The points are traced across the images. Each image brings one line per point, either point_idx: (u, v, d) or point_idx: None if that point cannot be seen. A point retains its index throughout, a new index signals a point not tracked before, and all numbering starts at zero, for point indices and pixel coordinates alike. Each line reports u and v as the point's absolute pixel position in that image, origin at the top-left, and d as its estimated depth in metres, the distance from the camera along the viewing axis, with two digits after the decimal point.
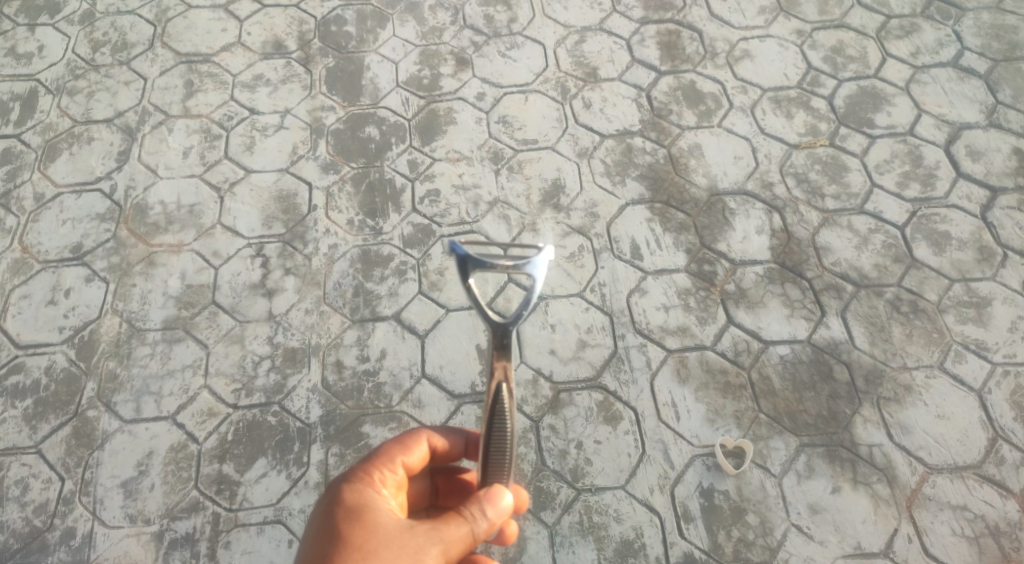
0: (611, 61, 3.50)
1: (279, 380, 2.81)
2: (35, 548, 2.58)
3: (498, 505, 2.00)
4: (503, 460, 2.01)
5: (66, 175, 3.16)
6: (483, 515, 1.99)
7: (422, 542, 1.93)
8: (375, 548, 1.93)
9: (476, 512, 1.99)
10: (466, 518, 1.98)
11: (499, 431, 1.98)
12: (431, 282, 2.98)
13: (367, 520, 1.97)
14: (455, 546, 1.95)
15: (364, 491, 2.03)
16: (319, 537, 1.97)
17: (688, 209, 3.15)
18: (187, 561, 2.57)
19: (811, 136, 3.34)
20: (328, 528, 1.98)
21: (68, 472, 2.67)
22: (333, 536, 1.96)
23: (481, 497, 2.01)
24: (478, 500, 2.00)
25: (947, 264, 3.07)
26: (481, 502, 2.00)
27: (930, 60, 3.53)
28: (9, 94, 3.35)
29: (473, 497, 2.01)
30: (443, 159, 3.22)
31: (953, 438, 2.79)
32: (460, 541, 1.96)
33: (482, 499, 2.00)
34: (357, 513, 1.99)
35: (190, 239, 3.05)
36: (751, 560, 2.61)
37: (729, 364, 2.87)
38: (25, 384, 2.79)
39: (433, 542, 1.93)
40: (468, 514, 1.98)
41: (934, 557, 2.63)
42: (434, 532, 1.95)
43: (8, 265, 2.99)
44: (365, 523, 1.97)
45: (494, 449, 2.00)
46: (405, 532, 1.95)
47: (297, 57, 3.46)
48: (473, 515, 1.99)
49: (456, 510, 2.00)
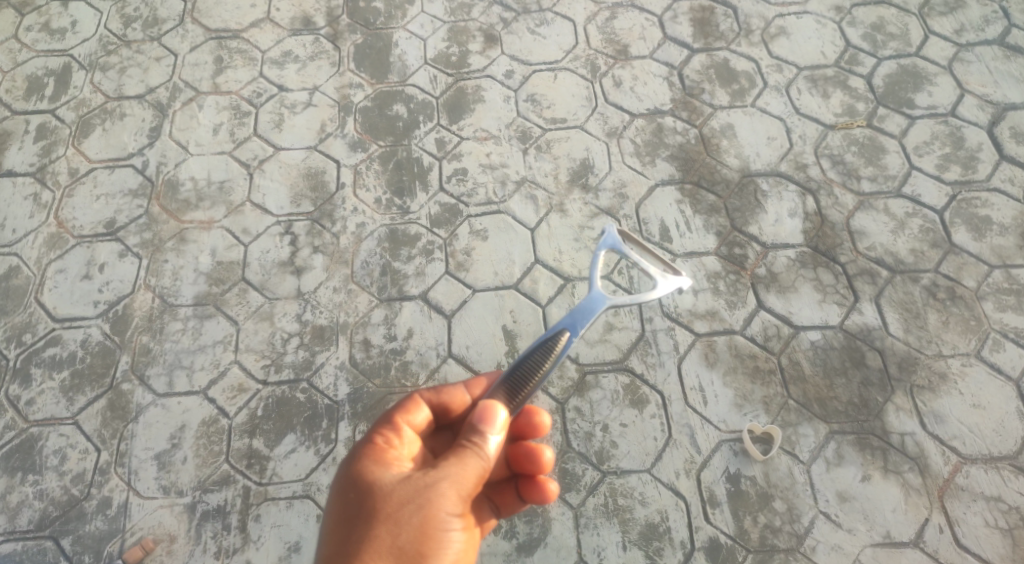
0: (642, 38, 3.43)
1: (307, 357, 2.83)
2: (73, 516, 2.63)
3: (492, 423, 1.98)
4: (520, 388, 2.05)
5: (99, 151, 3.19)
6: (486, 439, 1.98)
7: (437, 487, 1.94)
8: (397, 505, 1.92)
9: (480, 440, 1.98)
10: (470, 450, 1.98)
11: (534, 364, 2.04)
12: (458, 262, 2.97)
13: (384, 482, 1.96)
14: (468, 479, 1.96)
15: (374, 460, 2.01)
16: (340, 515, 1.96)
17: (719, 190, 3.09)
18: (218, 533, 2.62)
19: (848, 116, 3.25)
20: (348, 502, 1.97)
21: (104, 444, 2.72)
22: (353, 510, 1.95)
23: (476, 421, 1.99)
24: (476, 425, 1.99)
25: (987, 250, 2.98)
26: (480, 427, 1.98)
27: (975, 37, 3.40)
28: (43, 70, 3.37)
29: (473, 424, 1.99)
30: (471, 138, 3.19)
31: (988, 428, 2.73)
32: (473, 474, 1.96)
33: (477, 424, 1.99)
34: (370, 480, 1.97)
35: (221, 215, 3.06)
36: (777, 546, 2.59)
37: (759, 349, 2.83)
38: (62, 356, 2.84)
39: (445, 480, 1.95)
40: (473, 445, 1.98)
41: (965, 547, 2.59)
42: (444, 473, 1.95)
43: (44, 239, 3.03)
44: (380, 491, 1.95)
45: (516, 381, 2.05)
46: (418, 479, 1.95)
47: (326, 34, 3.45)
48: (478, 444, 1.98)
49: (457, 446, 1.99)
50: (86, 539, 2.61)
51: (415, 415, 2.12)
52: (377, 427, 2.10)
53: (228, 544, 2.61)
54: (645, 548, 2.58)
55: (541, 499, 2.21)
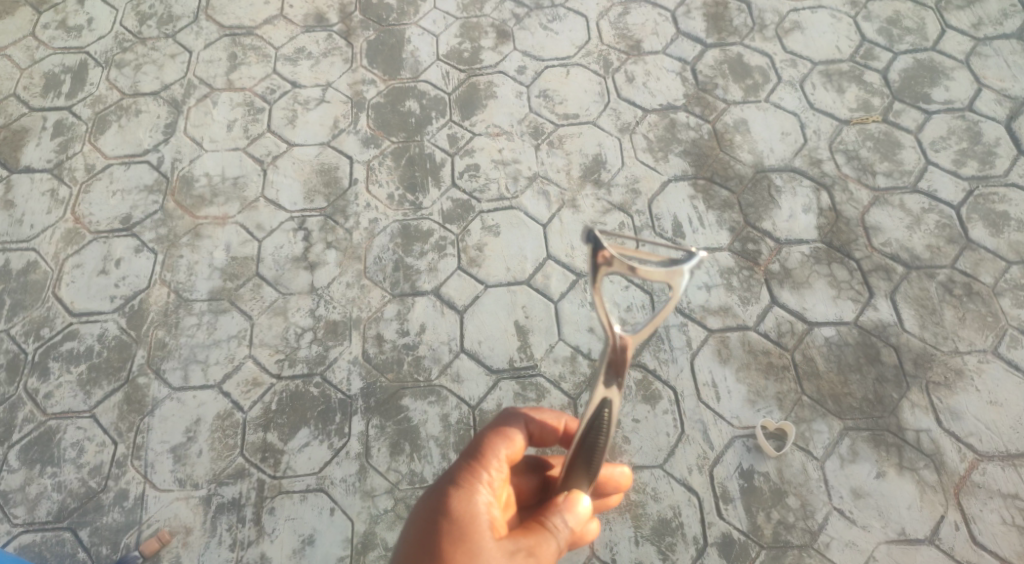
0: (655, 33, 3.41)
1: (321, 351, 2.85)
2: (90, 508, 2.66)
3: (574, 514, 1.92)
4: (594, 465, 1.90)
5: (115, 147, 3.21)
6: (569, 531, 1.91)
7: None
8: None
9: (563, 530, 1.91)
10: (553, 533, 1.90)
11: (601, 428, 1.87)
12: (470, 258, 2.97)
13: (475, 543, 1.82)
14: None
15: (477, 507, 1.86)
16: (417, 545, 1.83)
17: (732, 185, 3.07)
18: (233, 525, 2.64)
19: (863, 111, 3.22)
20: (430, 532, 1.84)
21: (121, 436, 2.75)
22: (432, 546, 1.82)
23: (559, 504, 1.93)
24: (560, 516, 1.91)
25: (1005, 246, 2.96)
26: (563, 516, 1.91)
27: (993, 31, 3.37)
28: (60, 67, 3.40)
29: (558, 512, 1.92)
30: (483, 134, 3.19)
31: (1005, 426, 2.71)
32: (551, 560, 1.88)
33: (561, 507, 1.92)
34: (465, 531, 1.83)
35: (235, 211, 3.08)
36: (790, 543, 2.58)
37: (772, 345, 2.82)
38: (79, 350, 2.87)
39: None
40: (559, 534, 1.90)
41: (982, 545, 2.57)
42: (534, 560, 1.84)
43: (61, 234, 3.06)
44: (469, 546, 1.82)
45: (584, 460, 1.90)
46: (507, 556, 1.82)
47: (339, 30, 3.45)
48: (557, 528, 1.90)
49: (539, 522, 1.91)
50: (103, 530, 2.63)
51: (515, 450, 1.99)
52: (480, 456, 1.95)
53: (243, 536, 2.63)
54: (658, 544, 2.58)
55: None
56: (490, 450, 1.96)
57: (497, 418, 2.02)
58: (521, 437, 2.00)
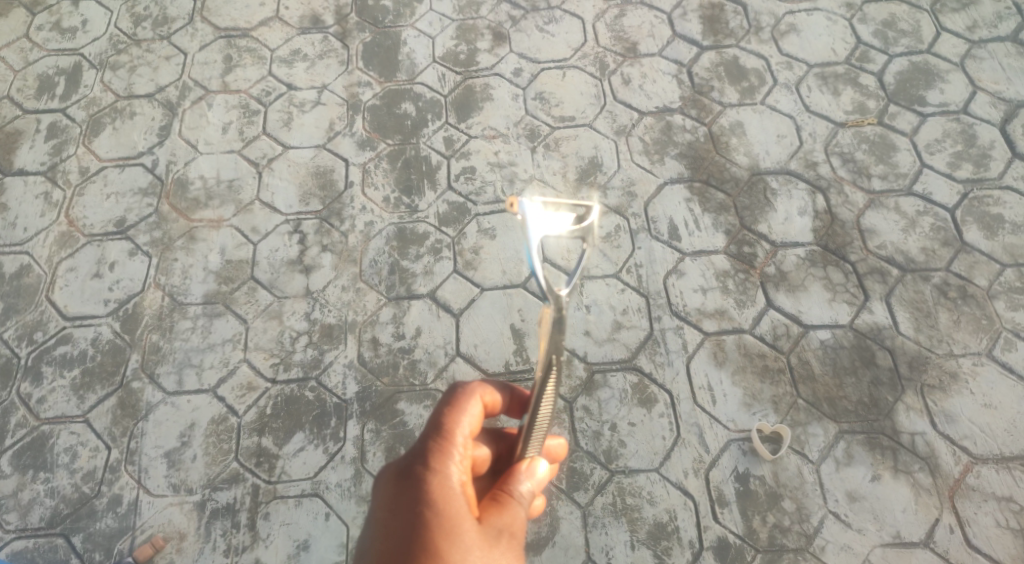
0: (651, 35, 3.41)
1: (316, 355, 2.84)
2: (84, 513, 2.64)
3: (535, 478, 1.95)
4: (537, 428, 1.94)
5: (109, 150, 3.20)
6: (530, 495, 1.94)
7: (509, 555, 1.85)
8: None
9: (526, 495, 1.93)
10: (520, 501, 1.93)
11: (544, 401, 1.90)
12: (465, 261, 2.97)
13: (455, 529, 1.82)
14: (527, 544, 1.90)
15: (452, 490, 1.86)
16: (398, 537, 1.82)
17: (728, 188, 3.08)
18: (228, 531, 2.63)
19: (858, 114, 3.22)
20: (410, 523, 1.83)
21: (114, 441, 2.73)
22: (414, 538, 1.81)
23: (522, 472, 1.95)
24: (522, 483, 1.94)
25: (999, 248, 2.96)
26: (524, 482, 1.94)
27: (987, 34, 3.38)
28: (54, 69, 3.38)
29: (521, 478, 1.94)
30: (479, 137, 3.19)
31: (999, 428, 2.71)
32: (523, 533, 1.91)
33: (522, 473, 1.95)
34: (446, 519, 1.83)
35: (230, 214, 3.07)
36: (786, 547, 2.57)
37: (768, 348, 2.82)
38: (72, 355, 2.85)
39: (514, 549, 1.86)
40: (522, 501, 1.93)
41: (977, 548, 2.57)
42: (514, 539, 1.87)
43: (54, 238, 3.04)
44: (452, 535, 1.82)
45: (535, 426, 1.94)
46: (488, 539, 1.84)
47: (334, 32, 3.45)
48: (523, 497, 1.93)
49: (507, 494, 1.92)
50: (97, 536, 2.62)
51: (474, 423, 1.96)
52: (447, 436, 1.92)
53: (238, 542, 2.62)
54: (654, 548, 2.57)
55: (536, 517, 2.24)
56: (456, 428, 1.93)
57: (456, 390, 1.98)
58: (479, 409, 1.97)
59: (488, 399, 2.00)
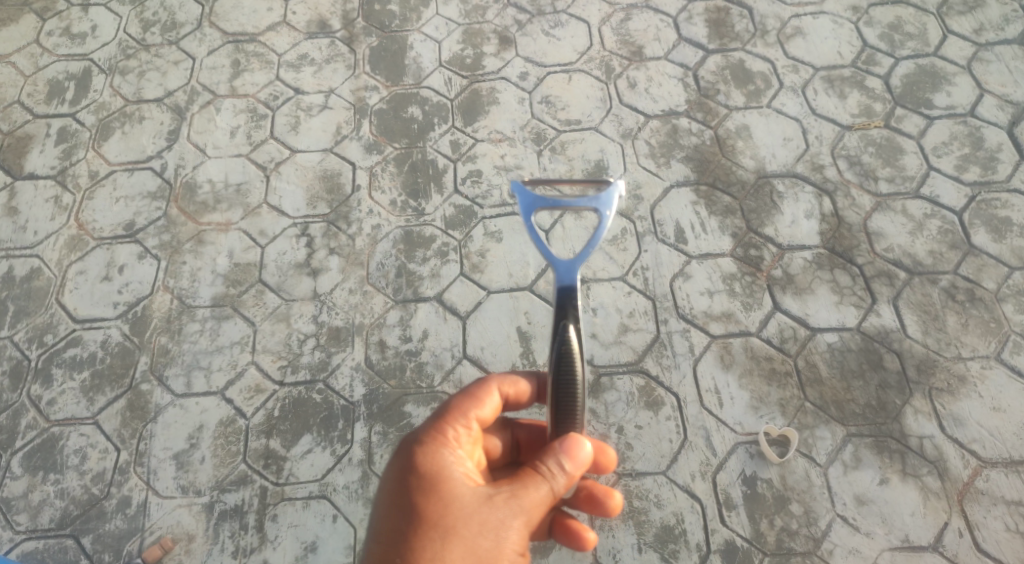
0: (657, 39, 3.42)
1: (323, 357, 2.85)
2: (93, 515, 2.66)
3: (577, 460, 1.97)
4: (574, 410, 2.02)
5: (119, 154, 3.22)
6: (566, 471, 1.97)
7: (506, 515, 1.92)
8: (458, 525, 1.90)
9: (555, 469, 1.96)
10: (545, 477, 1.96)
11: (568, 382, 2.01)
12: (472, 264, 2.98)
13: (448, 493, 1.93)
14: (536, 510, 1.94)
15: (446, 462, 1.97)
16: (393, 504, 1.93)
17: (734, 191, 3.07)
18: (236, 533, 2.64)
19: (865, 117, 3.22)
20: (403, 491, 1.94)
21: (124, 443, 2.75)
22: (407, 502, 1.92)
23: (560, 450, 1.98)
24: (550, 458, 1.97)
25: (1007, 251, 2.95)
26: (558, 457, 1.97)
27: (995, 37, 3.37)
28: (64, 74, 3.41)
29: (555, 451, 1.97)
30: (486, 140, 3.20)
31: (1008, 432, 2.70)
32: (541, 503, 1.95)
33: (558, 452, 1.97)
34: (440, 485, 1.94)
35: (238, 217, 3.08)
36: (794, 550, 2.57)
37: (775, 351, 2.81)
38: (82, 357, 2.87)
39: (514, 512, 1.92)
40: (547, 472, 1.96)
41: (986, 552, 2.56)
42: (516, 503, 1.93)
43: (64, 242, 3.06)
44: (445, 495, 1.92)
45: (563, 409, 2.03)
46: (485, 504, 1.92)
47: (342, 37, 3.46)
48: (552, 473, 1.96)
49: (534, 468, 1.97)
50: (106, 537, 2.63)
51: (484, 408, 2.07)
52: (447, 414, 2.04)
53: (246, 544, 2.63)
54: (661, 550, 2.57)
55: (578, 545, 2.17)
56: (459, 410, 2.05)
57: (471, 380, 2.12)
58: (493, 398, 2.09)
59: (506, 388, 2.12)
